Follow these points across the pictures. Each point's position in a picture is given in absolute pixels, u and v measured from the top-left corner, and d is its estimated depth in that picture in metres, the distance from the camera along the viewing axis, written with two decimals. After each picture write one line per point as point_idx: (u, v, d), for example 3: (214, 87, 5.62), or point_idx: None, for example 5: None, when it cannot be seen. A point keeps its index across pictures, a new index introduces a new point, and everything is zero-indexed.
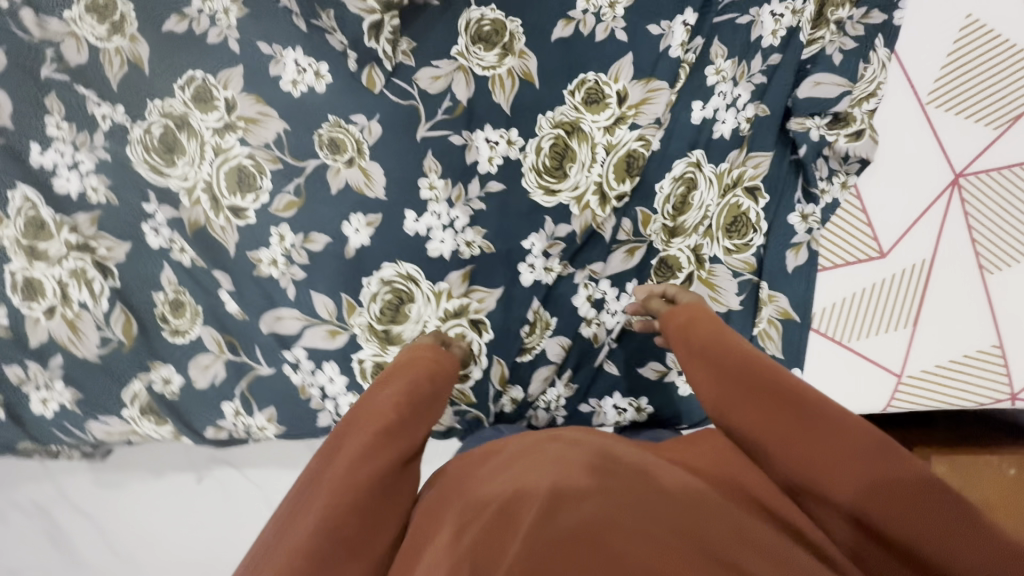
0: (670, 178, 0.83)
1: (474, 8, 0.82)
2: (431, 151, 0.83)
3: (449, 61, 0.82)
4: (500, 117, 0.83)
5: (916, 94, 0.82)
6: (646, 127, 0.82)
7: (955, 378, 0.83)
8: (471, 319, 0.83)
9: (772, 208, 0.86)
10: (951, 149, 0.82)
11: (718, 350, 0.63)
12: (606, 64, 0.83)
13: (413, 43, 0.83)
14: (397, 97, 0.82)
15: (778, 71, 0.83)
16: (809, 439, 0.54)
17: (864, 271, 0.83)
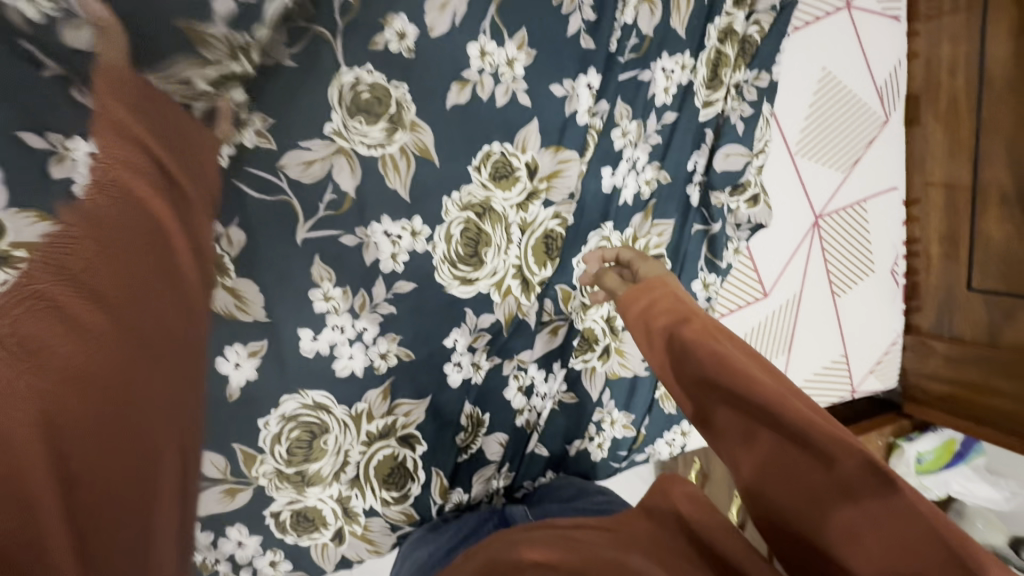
0: (585, 253, 0.80)
1: (344, 69, 0.64)
2: (319, 256, 0.67)
3: (322, 142, 0.65)
4: (398, 206, 0.70)
5: (789, 145, 0.89)
6: (561, 203, 0.76)
7: (816, 386, 0.99)
8: (400, 437, 0.74)
9: (677, 271, 0.83)
10: (813, 194, 0.92)
11: (687, 342, 0.51)
12: (512, 132, 0.73)
13: (269, 118, 0.63)
14: (259, 192, 0.64)
15: (674, 130, 0.81)
16: (779, 459, 0.44)
17: (752, 311, 0.92)
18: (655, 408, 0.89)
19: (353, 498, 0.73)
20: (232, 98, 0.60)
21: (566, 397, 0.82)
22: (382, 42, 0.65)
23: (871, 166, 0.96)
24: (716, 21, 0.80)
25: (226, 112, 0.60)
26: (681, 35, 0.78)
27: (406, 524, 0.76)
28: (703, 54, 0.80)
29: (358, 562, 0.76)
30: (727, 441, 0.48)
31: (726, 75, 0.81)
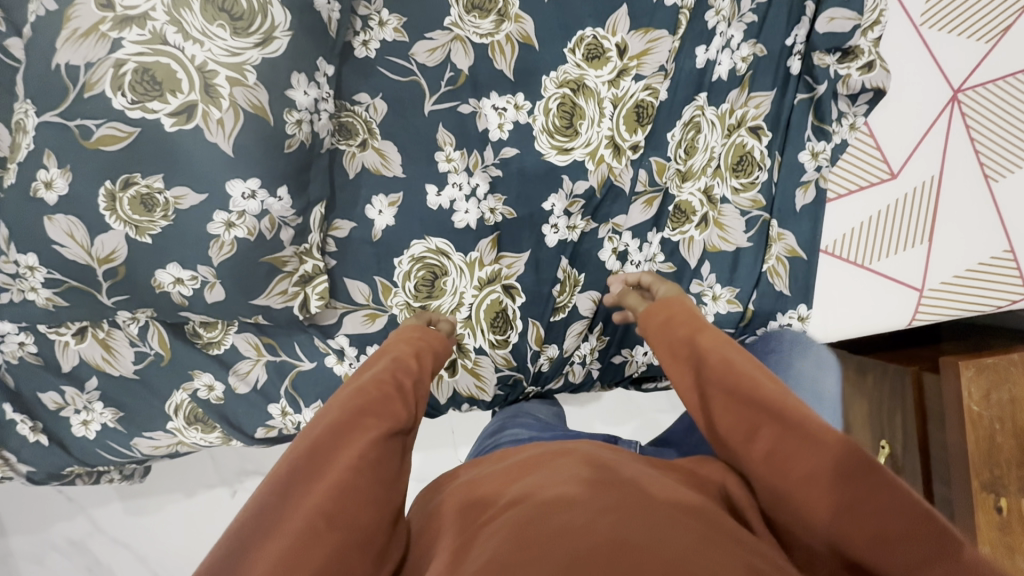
0: (679, 125, 0.85)
1: None
2: (442, 124, 0.83)
3: (443, 32, 0.82)
4: (504, 84, 0.82)
5: (909, 17, 0.85)
6: (651, 76, 0.82)
7: (972, 285, 0.85)
8: (504, 285, 0.84)
9: (780, 144, 0.88)
10: (947, 67, 0.85)
11: (704, 353, 0.62)
12: (603, 18, 0.81)
13: (403, 18, 0.82)
14: (398, 76, 0.82)
15: (768, 9, 0.84)
16: (784, 443, 0.51)
17: (878, 193, 0.85)
18: (764, 283, 0.88)
19: (466, 336, 0.83)
20: (371, 5, 0.81)
21: (664, 268, 0.88)
22: None
23: None
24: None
25: (366, 17, 0.81)
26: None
27: (511, 368, 0.85)
28: None
29: (467, 402, 0.87)
30: (727, 432, 0.57)
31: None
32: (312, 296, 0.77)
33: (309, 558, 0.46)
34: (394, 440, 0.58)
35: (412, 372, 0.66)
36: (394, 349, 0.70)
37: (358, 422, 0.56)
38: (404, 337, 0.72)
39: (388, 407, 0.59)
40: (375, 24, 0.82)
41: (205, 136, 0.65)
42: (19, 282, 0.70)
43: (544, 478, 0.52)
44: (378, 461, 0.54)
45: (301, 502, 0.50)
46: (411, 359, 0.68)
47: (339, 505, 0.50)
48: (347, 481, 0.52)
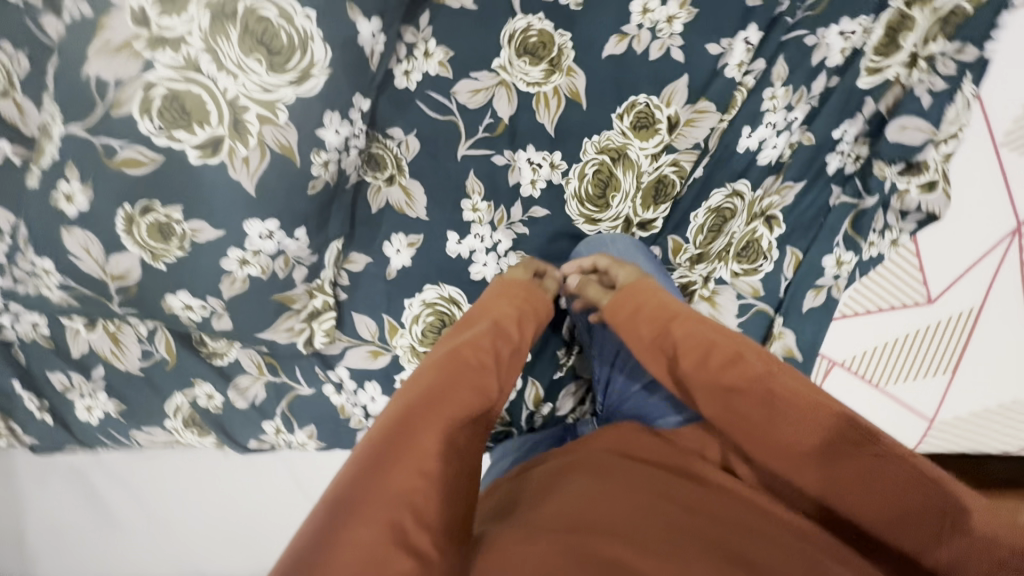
0: (705, 208, 0.80)
1: (519, 16, 0.75)
2: (473, 170, 0.79)
3: (489, 74, 0.77)
4: (543, 139, 0.78)
5: (992, 134, 0.78)
6: (683, 153, 0.78)
7: (984, 424, 0.83)
8: None
9: (804, 242, 0.81)
10: (1018, 195, 0.79)
11: (682, 339, 0.57)
12: (660, 86, 0.76)
13: (450, 51, 0.77)
14: (434, 112, 0.78)
15: (834, 96, 0.77)
16: (785, 428, 0.49)
17: (909, 316, 0.82)
18: None
19: None
20: (418, 32, 0.76)
21: None
22: None
23: None
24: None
25: (412, 44, 0.77)
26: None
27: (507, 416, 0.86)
28: (884, 15, 0.74)
29: None
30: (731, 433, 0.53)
31: (908, 40, 0.74)
32: (318, 332, 0.77)
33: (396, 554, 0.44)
34: (478, 423, 0.56)
35: (506, 341, 0.63)
36: (488, 309, 0.67)
37: (450, 397, 0.54)
38: (498, 296, 0.68)
39: (478, 380, 0.57)
40: (420, 53, 0.77)
41: (228, 173, 0.63)
42: (34, 279, 0.71)
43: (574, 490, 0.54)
44: (463, 443, 0.54)
45: (382, 485, 0.47)
46: (506, 326, 0.64)
47: (423, 494, 0.48)
48: (431, 471, 0.49)
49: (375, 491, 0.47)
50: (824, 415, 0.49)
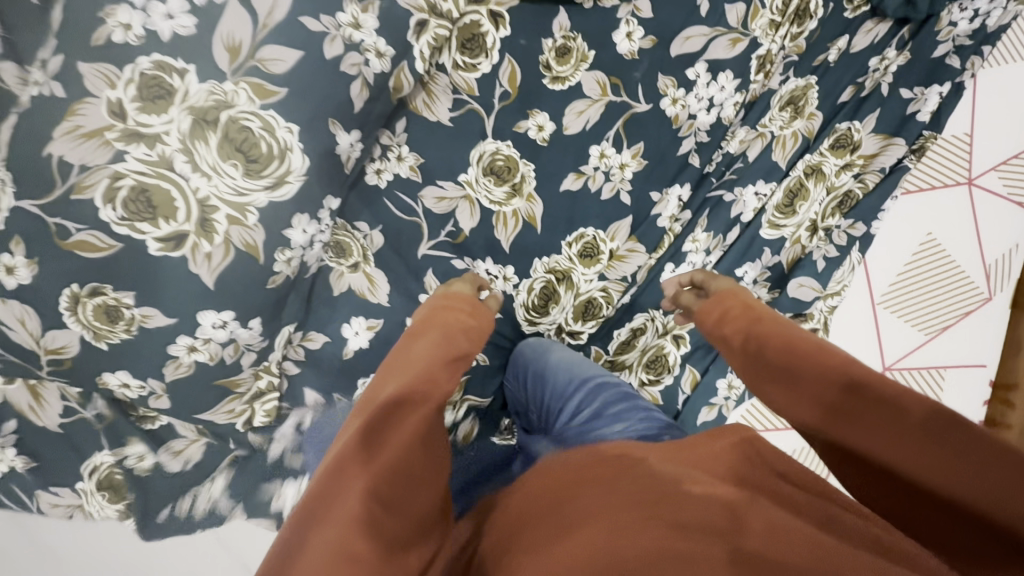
0: (628, 327, 0.92)
1: (489, 140, 0.83)
2: (431, 270, 0.85)
3: (455, 186, 0.83)
4: (499, 253, 0.86)
5: (871, 293, 0.94)
6: (612, 281, 0.89)
7: None
8: (457, 424, 0.87)
9: (702, 364, 0.95)
10: (888, 346, 0.94)
11: (768, 336, 0.58)
12: (607, 222, 0.87)
13: (420, 158, 0.82)
14: (401, 212, 0.83)
15: (751, 245, 0.90)
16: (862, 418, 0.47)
17: (786, 437, 1.02)
18: None
19: None
20: (393, 136, 0.81)
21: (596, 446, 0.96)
22: (524, 128, 0.84)
23: (962, 337, 0.94)
24: (808, 157, 0.88)
25: (387, 146, 0.81)
26: (779, 167, 0.88)
27: None
28: (784, 181, 0.88)
29: None
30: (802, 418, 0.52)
31: (802, 208, 0.89)
32: (258, 413, 0.80)
33: (356, 543, 0.41)
34: (440, 417, 0.53)
35: (461, 351, 0.59)
36: (438, 319, 0.63)
37: (399, 407, 0.49)
38: (440, 310, 0.64)
39: (423, 386, 0.52)
40: (393, 155, 0.81)
41: (188, 267, 0.65)
42: None
43: (593, 486, 0.46)
44: (427, 442, 0.49)
45: (329, 508, 0.43)
46: (457, 335, 0.60)
47: (374, 508, 0.43)
48: (379, 483, 0.44)
49: (326, 505, 0.43)
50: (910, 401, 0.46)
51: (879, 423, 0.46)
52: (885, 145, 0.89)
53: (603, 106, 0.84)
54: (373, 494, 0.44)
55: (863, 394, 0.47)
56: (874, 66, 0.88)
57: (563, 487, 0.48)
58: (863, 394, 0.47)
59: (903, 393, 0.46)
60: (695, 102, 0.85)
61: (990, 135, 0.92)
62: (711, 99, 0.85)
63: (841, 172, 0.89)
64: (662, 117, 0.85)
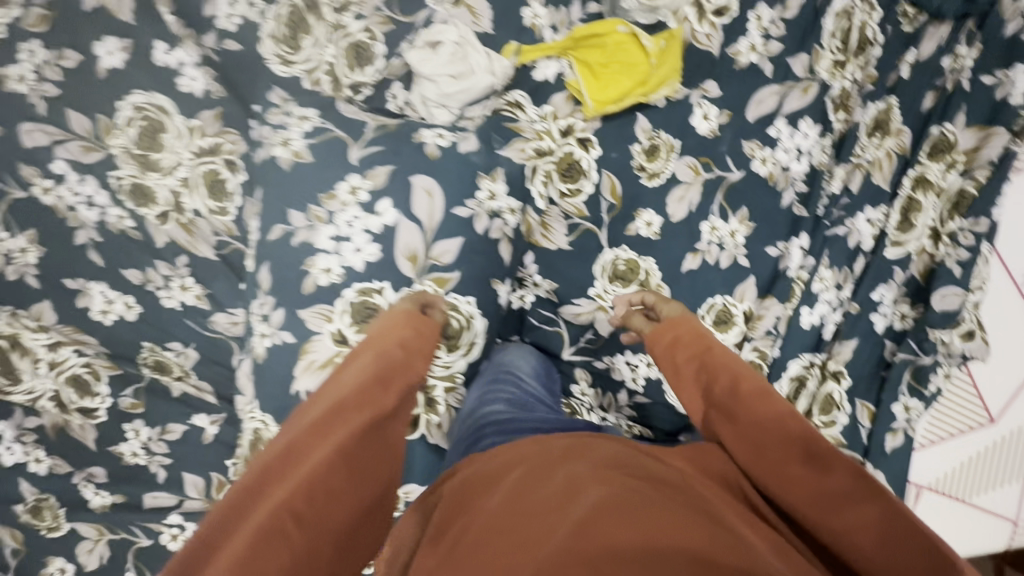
0: (786, 378, 0.92)
1: (606, 249, 0.90)
2: (579, 366, 0.95)
3: (589, 301, 0.92)
4: (638, 344, 0.91)
5: (1013, 277, 0.93)
6: (758, 340, 0.90)
7: None
8: None
9: (873, 395, 0.95)
10: None
11: (723, 368, 0.62)
12: (733, 286, 0.89)
13: (555, 282, 0.91)
14: (543, 323, 0.94)
15: (874, 266, 0.93)
16: (797, 463, 0.52)
17: (979, 437, 0.96)
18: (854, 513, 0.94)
19: None
20: (525, 268, 0.91)
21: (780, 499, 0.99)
22: (634, 229, 0.90)
23: None
24: (912, 172, 0.90)
25: (522, 279, 0.91)
26: (882, 188, 0.91)
27: None
28: (896, 202, 0.91)
29: None
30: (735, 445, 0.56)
31: (919, 219, 0.91)
32: None
33: (267, 557, 0.44)
34: (373, 438, 0.53)
35: (400, 362, 0.59)
36: (375, 346, 0.61)
37: (333, 424, 0.52)
38: (386, 332, 0.63)
39: (373, 401, 0.54)
40: (529, 283, 0.92)
41: (428, 438, 0.81)
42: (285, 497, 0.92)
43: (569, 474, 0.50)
44: (358, 455, 0.52)
45: (267, 499, 0.48)
46: (408, 354, 0.61)
47: (306, 510, 0.47)
48: (312, 486, 0.48)
49: (255, 502, 0.48)
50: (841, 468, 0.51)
51: (807, 466, 0.52)
52: (984, 136, 0.89)
53: (700, 185, 0.89)
54: (296, 509, 0.47)
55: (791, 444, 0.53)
56: (949, 66, 0.90)
57: (504, 494, 0.51)
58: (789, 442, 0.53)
59: (838, 456, 0.52)
60: (784, 155, 0.89)
61: None
62: (798, 148, 0.89)
63: (947, 173, 0.90)
64: (757, 179, 0.89)
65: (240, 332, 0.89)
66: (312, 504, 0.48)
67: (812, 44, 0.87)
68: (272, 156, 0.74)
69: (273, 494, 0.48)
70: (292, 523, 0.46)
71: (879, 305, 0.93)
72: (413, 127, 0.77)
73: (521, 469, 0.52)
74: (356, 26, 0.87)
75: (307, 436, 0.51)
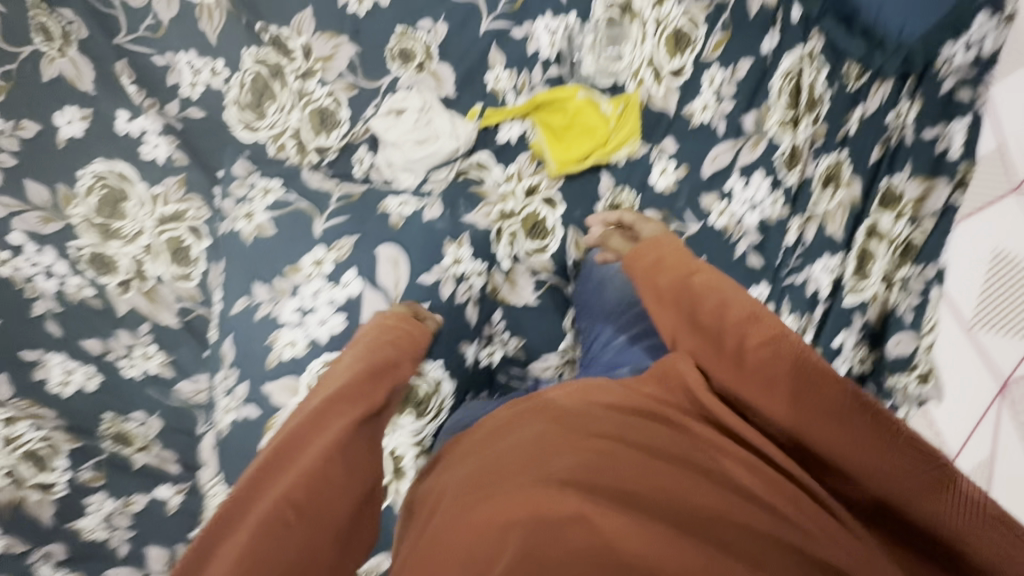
0: None
1: (575, 301, 0.93)
2: None
3: (555, 353, 0.92)
4: None
5: (960, 318, 0.99)
6: None
7: None
8: None
9: None
10: (995, 359, 0.96)
11: (711, 292, 0.57)
12: None
13: (522, 338, 0.91)
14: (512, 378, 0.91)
15: (834, 314, 0.95)
16: (790, 393, 0.49)
17: None
18: None
19: None
20: (492, 325, 0.89)
21: None
22: None
23: None
24: (862, 221, 0.94)
25: (489, 334, 0.89)
26: (837, 239, 0.94)
27: None
28: (851, 253, 0.94)
29: None
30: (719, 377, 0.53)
31: (872, 268, 0.95)
32: None
33: (275, 548, 0.47)
34: (366, 426, 0.57)
35: (393, 359, 0.63)
36: (363, 351, 0.64)
37: (327, 418, 0.55)
38: (379, 328, 0.67)
39: (370, 397, 0.59)
40: (496, 340, 0.89)
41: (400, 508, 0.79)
42: None
43: (549, 433, 0.49)
44: (349, 444, 0.54)
45: (268, 487, 0.50)
46: (387, 346, 0.64)
47: (302, 493, 0.50)
48: (314, 471, 0.51)
49: (252, 493, 0.50)
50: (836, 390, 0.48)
51: (787, 396, 0.49)
52: (928, 187, 0.94)
53: None
54: (291, 497, 0.49)
55: (768, 379, 0.50)
56: (892, 122, 0.94)
57: (498, 455, 0.49)
58: (773, 376, 0.50)
59: (827, 375, 0.49)
60: (738, 207, 0.92)
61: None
62: (751, 200, 0.92)
63: (896, 222, 0.95)
64: (711, 230, 0.92)
65: (206, 400, 0.87)
66: (303, 495, 0.50)
67: (760, 101, 0.91)
68: (234, 231, 0.76)
69: (272, 485, 0.50)
70: (291, 514, 0.49)
71: (841, 352, 0.95)
72: (378, 196, 0.80)
73: (507, 434, 0.52)
74: (320, 92, 0.87)
75: (290, 436, 0.53)
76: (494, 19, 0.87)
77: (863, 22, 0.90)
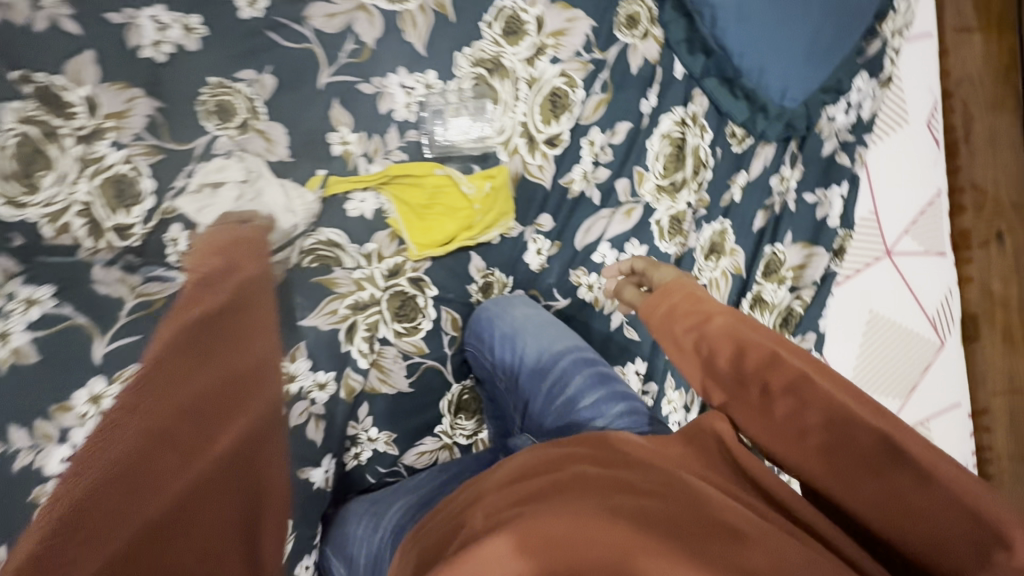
0: None
1: (453, 382, 0.83)
2: None
3: (433, 439, 0.82)
4: None
5: None
6: None
7: None
8: None
9: None
10: None
11: (726, 341, 0.48)
12: None
13: (392, 432, 0.80)
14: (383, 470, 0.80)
15: None
16: (828, 436, 0.42)
17: None
18: None
19: None
20: (359, 423, 0.77)
21: None
22: None
23: (932, 386, 1.00)
24: (745, 289, 0.91)
25: (354, 435, 0.77)
26: None
27: None
28: None
29: None
30: (754, 426, 0.47)
31: None
32: None
33: (112, 439, 0.49)
34: (221, 319, 0.57)
35: (222, 265, 0.60)
36: (198, 260, 0.62)
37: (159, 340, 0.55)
38: (210, 249, 0.63)
39: (200, 301, 0.57)
40: (364, 438, 0.78)
41: None
42: None
43: (584, 472, 0.44)
44: (187, 337, 0.55)
45: (123, 408, 0.52)
46: (217, 257, 0.61)
47: (149, 385, 0.52)
48: (153, 369, 0.53)
49: (98, 443, 0.50)
50: (865, 437, 0.41)
51: (823, 450, 0.43)
52: (808, 255, 0.94)
53: None
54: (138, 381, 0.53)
55: (802, 429, 0.44)
56: (776, 186, 0.91)
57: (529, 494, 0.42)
58: (807, 427, 0.43)
59: (867, 428, 0.41)
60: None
61: (898, 202, 0.98)
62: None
63: (778, 290, 0.94)
64: (583, 305, 0.86)
65: None
66: (165, 384, 0.52)
67: (636, 166, 0.84)
68: None
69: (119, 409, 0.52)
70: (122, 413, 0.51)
71: None
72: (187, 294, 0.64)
73: (536, 474, 0.45)
74: (115, 157, 0.64)
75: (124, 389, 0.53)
76: (335, 72, 0.73)
77: (744, 86, 0.85)
